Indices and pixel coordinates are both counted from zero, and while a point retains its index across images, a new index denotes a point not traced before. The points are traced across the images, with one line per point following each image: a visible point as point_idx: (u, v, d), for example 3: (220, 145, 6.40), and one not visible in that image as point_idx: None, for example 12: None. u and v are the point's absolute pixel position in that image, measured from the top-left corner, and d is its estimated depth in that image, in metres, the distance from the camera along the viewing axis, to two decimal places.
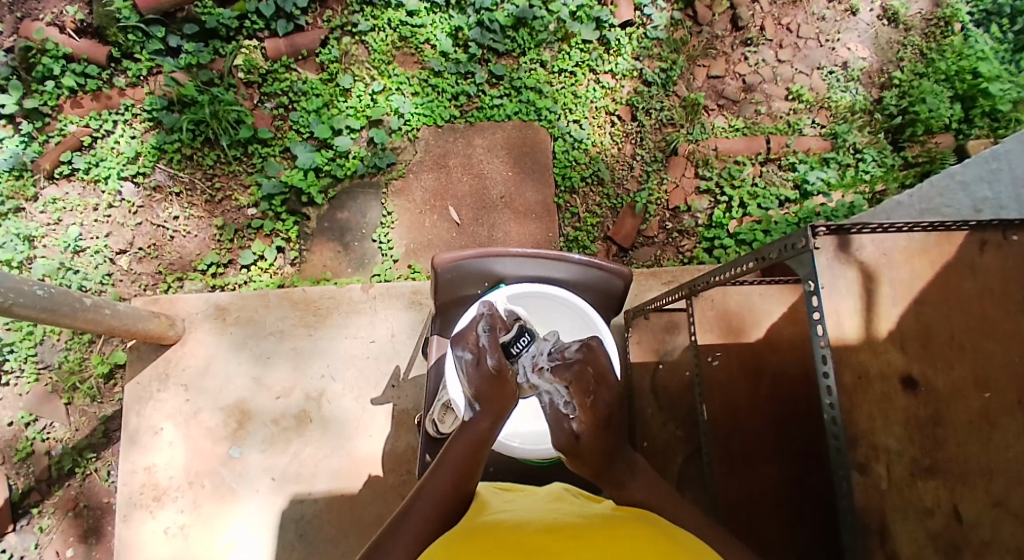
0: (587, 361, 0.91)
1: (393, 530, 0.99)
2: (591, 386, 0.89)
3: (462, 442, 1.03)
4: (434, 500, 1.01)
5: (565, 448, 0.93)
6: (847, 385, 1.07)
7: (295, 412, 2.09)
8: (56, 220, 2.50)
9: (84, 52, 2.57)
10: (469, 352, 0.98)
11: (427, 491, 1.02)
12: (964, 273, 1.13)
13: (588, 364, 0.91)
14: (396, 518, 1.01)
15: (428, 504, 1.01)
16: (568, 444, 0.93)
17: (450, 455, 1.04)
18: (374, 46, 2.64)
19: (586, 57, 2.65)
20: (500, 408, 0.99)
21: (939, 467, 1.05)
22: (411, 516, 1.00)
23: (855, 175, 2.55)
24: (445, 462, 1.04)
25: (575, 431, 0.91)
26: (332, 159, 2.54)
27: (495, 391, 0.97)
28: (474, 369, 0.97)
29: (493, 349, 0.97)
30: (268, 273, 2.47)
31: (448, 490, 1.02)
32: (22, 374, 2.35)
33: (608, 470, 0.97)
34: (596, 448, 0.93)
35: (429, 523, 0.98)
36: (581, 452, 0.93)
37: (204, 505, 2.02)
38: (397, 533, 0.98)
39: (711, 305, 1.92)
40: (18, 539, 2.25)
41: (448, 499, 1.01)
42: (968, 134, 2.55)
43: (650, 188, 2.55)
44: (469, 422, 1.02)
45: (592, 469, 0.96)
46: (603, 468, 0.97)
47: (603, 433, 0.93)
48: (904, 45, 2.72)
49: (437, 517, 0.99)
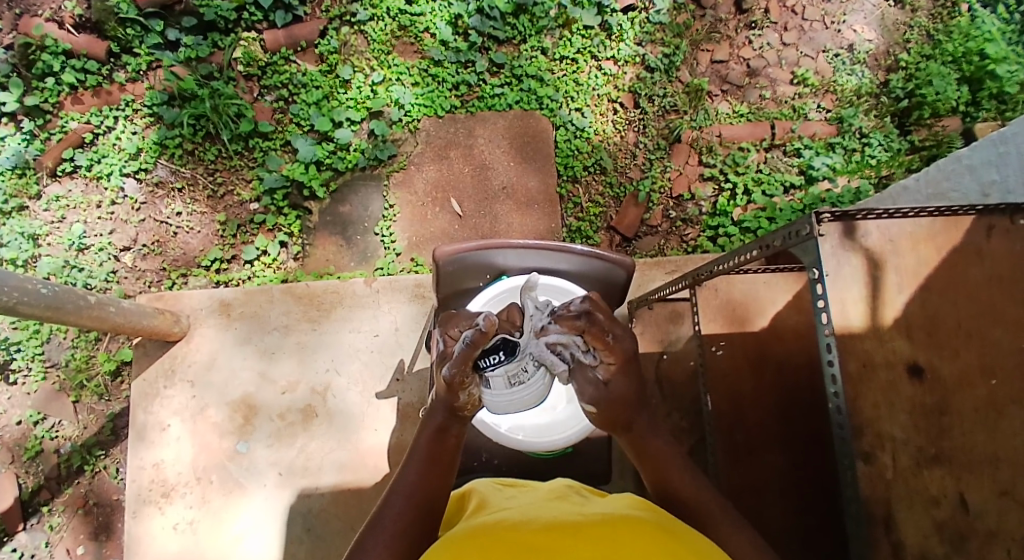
0: (595, 307, 0.91)
1: (373, 525, 0.99)
2: (607, 328, 0.90)
3: (426, 434, 1.07)
4: (409, 494, 1.02)
5: (596, 400, 0.98)
6: (852, 373, 1.06)
7: (302, 405, 2.10)
8: (60, 218, 2.50)
9: (82, 49, 2.56)
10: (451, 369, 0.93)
11: (402, 485, 1.04)
12: (971, 258, 1.12)
13: (597, 308, 0.91)
14: (376, 513, 1.02)
15: (406, 496, 1.02)
16: (597, 393, 0.97)
17: (418, 447, 1.07)
18: (373, 37, 2.62)
19: (587, 44, 2.62)
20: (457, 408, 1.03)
21: (945, 455, 1.04)
22: (388, 508, 1.00)
23: (861, 160, 2.52)
24: (414, 454, 1.07)
25: (603, 377, 0.96)
26: (333, 152, 2.52)
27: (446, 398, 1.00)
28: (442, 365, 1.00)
29: (458, 359, 0.91)
30: (271, 268, 2.47)
31: (424, 479, 1.04)
32: (31, 371, 2.37)
33: (631, 424, 1.05)
34: (620, 398, 0.99)
35: (408, 515, 0.99)
36: (611, 396, 0.98)
37: (212, 501, 2.04)
38: (376, 527, 0.99)
39: (715, 295, 1.86)
40: (31, 534, 2.28)
41: (422, 491, 1.03)
42: (975, 116, 2.52)
43: (654, 176, 2.53)
44: (430, 414, 1.07)
45: (617, 424, 1.04)
46: (625, 422, 1.04)
47: (627, 378, 0.97)
48: (910, 26, 2.66)
49: (412, 512, 1.00)
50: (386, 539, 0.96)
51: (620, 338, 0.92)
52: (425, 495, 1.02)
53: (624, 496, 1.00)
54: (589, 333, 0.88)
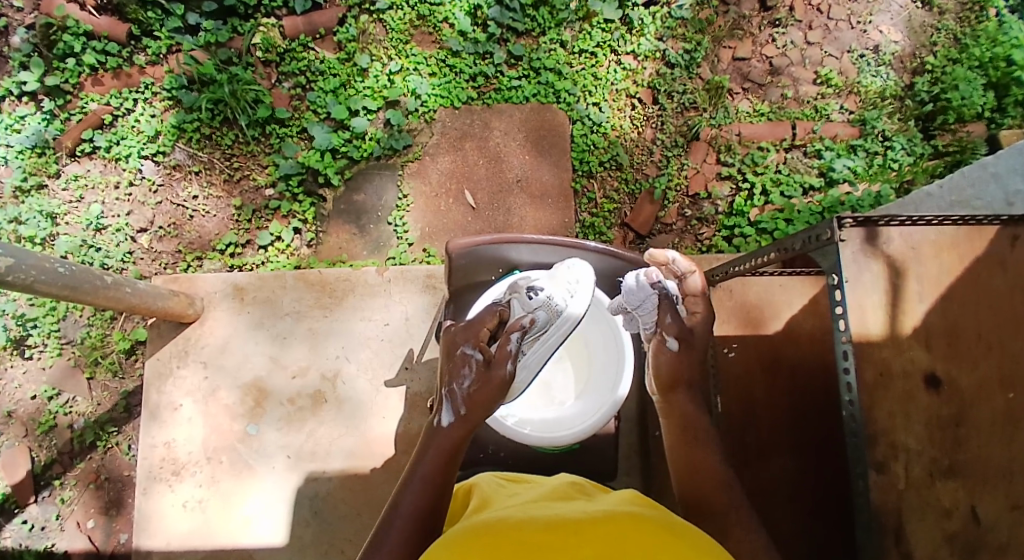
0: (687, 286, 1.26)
1: (387, 524, 1.00)
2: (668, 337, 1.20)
3: (438, 437, 1.08)
4: (423, 486, 1.03)
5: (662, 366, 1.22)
6: (868, 382, 1.04)
7: (311, 391, 2.11)
8: (78, 197, 2.53)
9: (103, 30, 2.58)
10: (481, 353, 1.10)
11: (417, 482, 1.04)
12: (994, 268, 1.09)
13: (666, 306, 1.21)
14: (394, 503, 1.02)
15: (420, 489, 1.03)
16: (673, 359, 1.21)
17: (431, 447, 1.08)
18: (392, 25, 2.61)
19: (607, 38, 2.59)
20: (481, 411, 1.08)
21: (959, 468, 1.03)
22: (402, 504, 1.01)
23: (883, 163, 2.48)
24: (427, 452, 1.08)
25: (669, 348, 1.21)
26: (349, 140, 2.53)
27: (478, 396, 1.06)
28: (483, 369, 1.08)
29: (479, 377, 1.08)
30: (285, 254, 2.48)
31: (436, 473, 1.05)
32: (46, 348, 2.40)
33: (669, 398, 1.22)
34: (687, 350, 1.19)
35: (422, 507, 1.01)
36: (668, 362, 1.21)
37: (221, 481, 2.06)
38: (395, 518, 1.00)
39: (730, 296, 1.82)
40: (41, 508, 2.32)
41: (434, 480, 1.04)
42: (1001, 123, 2.47)
43: (670, 174, 2.50)
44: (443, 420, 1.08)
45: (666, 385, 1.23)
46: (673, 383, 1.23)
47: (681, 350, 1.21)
48: (937, 29, 2.61)
49: (428, 505, 1.01)
50: (402, 532, 0.98)
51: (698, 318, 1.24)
52: (434, 488, 1.04)
53: (627, 493, 1.00)
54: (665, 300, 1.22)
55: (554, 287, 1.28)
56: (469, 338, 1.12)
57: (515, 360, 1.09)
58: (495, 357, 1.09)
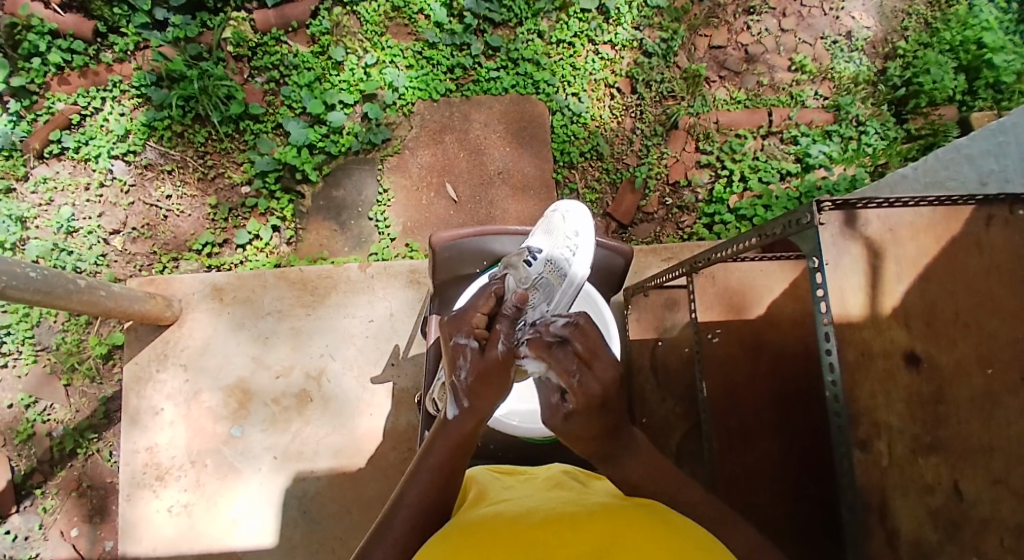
0: (572, 340, 0.85)
1: (388, 522, 0.98)
2: (577, 367, 0.85)
3: (444, 439, 1.04)
4: (427, 483, 1.01)
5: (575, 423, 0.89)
6: (850, 362, 1.06)
7: (296, 391, 2.09)
8: (48, 200, 2.46)
9: (69, 27, 2.51)
10: (475, 341, 0.97)
11: (422, 478, 1.01)
12: (970, 249, 1.12)
13: (575, 340, 0.85)
14: (399, 494, 1.01)
15: (426, 483, 1.01)
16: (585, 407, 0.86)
17: (437, 445, 1.04)
18: (366, 17, 2.57)
19: (585, 28, 2.58)
20: (489, 404, 1.01)
21: (940, 444, 1.05)
22: (404, 502, 0.99)
23: (858, 148, 2.51)
24: (437, 446, 1.04)
25: (566, 408, 0.89)
26: (326, 135, 2.49)
27: (482, 387, 0.97)
28: (478, 358, 0.96)
29: (478, 370, 0.96)
30: (264, 252, 2.43)
31: (441, 468, 1.02)
32: (20, 355, 2.35)
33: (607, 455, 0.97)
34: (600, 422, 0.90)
35: (425, 500, 0.99)
36: (571, 428, 0.91)
37: (207, 484, 2.03)
38: (397, 512, 0.99)
39: (712, 282, 1.88)
40: (23, 519, 2.27)
41: (440, 478, 1.01)
42: (971, 106, 2.51)
43: (650, 163, 2.51)
44: (452, 420, 1.03)
45: (593, 451, 0.96)
46: (602, 451, 0.96)
47: (596, 415, 0.88)
48: (908, 14, 2.65)
49: (431, 502, 0.99)
50: (402, 529, 0.96)
51: (588, 379, 0.84)
52: (440, 487, 1.01)
53: (619, 486, 1.01)
54: (558, 364, 0.86)
55: (553, 245, 1.34)
56: (461, 327, 1.01)
57: (507, 339, 0.96)
58: (489, 341, 0.97)
